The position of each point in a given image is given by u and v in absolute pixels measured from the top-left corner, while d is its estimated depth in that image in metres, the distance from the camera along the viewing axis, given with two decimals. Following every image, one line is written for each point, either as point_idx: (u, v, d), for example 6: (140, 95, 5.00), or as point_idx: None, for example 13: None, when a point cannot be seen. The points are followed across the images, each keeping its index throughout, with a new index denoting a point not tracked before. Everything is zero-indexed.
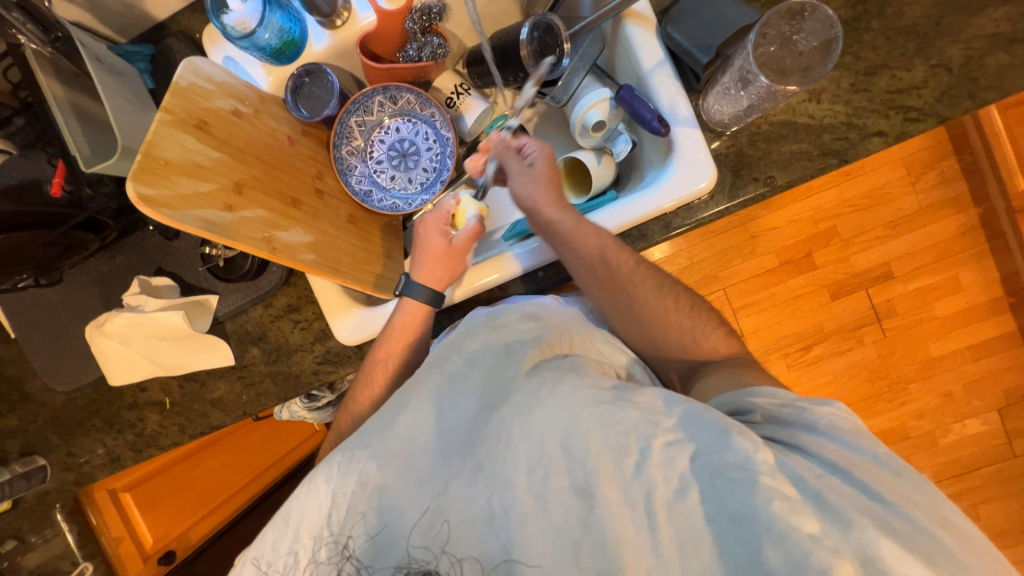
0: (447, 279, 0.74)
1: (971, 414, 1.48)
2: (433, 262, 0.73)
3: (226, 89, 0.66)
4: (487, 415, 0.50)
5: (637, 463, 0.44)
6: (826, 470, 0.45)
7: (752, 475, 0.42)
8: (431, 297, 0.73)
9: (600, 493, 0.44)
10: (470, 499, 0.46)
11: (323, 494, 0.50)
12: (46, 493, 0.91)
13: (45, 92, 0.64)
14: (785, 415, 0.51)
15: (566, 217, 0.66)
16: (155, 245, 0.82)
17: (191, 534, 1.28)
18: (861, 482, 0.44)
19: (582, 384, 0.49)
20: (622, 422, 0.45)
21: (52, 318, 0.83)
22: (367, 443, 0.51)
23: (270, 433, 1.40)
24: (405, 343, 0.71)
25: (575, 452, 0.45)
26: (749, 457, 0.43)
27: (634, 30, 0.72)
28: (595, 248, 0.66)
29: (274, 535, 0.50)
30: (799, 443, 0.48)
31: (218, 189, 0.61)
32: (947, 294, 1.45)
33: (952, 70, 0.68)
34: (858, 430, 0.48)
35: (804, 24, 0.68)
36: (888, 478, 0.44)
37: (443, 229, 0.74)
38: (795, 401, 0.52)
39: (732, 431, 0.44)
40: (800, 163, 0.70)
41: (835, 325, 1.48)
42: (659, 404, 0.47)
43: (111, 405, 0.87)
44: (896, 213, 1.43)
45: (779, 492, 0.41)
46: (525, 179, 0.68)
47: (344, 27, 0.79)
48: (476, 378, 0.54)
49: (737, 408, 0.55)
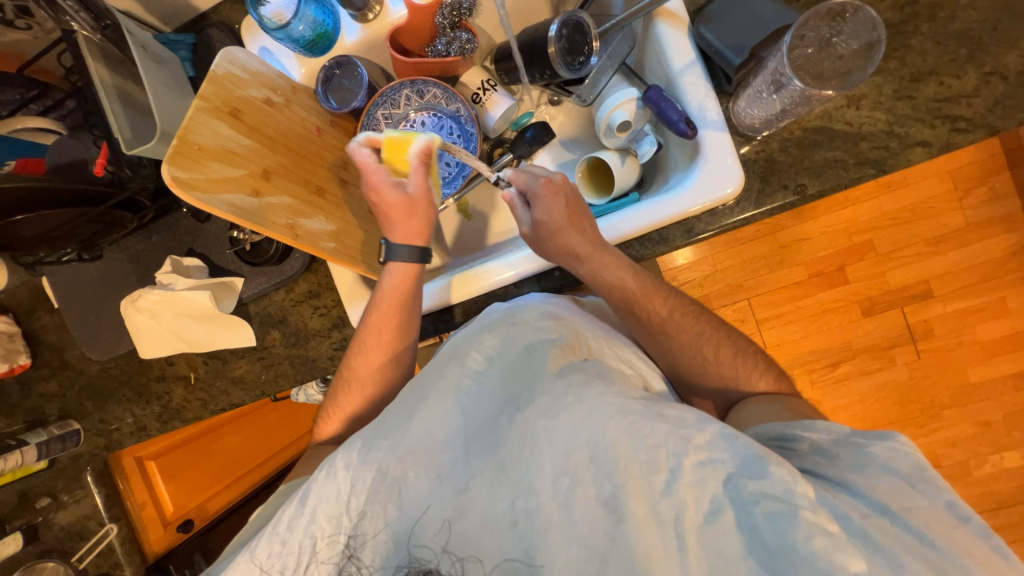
0: (425, 230, 0.75)
1: (1010, 446, 1.39)
2: (403, 225, 0.73)
3: (260, 79, 0.68)
4: (510, 415, 0.49)
5: (667, 481, 0.43)
6: (874, 511, 0.43)
7: (791, 508, 0.41)
8: (416, 255, 0.74)
9: (627, 508, 0.43)
10: (492, 500, 0.46)
11: (341, 480, 0.51)
12: (79, 455, 0.96)
13: (94, 77, 0.67)
14: (835, 449, 0.49)
15: (601, 256, 0.67)
16: (188, 227, 0.86)
17: (208, 505, 1.34)
18: (913, 527, 0.42)
19: (609, 393, 0.48)
20: (651, 436, 0.44)
21: (92, 291, 0.88)
22: (387, 433, 0.51)
23: (287, 414, 1.45)
24: (397, 306, 0.72)
25: (603, 464, 0.44)
26: (789, 489, 0.41)
27: (666, 29, 0.70)
28: (617, 284, 0.67)
29: (292, 516, 0.51)
30: (846, 482, 0.46)
31: (246, 175, 0.64)
32: (990, 317, 1.37)
33: (1007, 79, 0.63)
34: (920, 468, 0.46)
35: (845, 26, 0.65)
36: (949, 526, 0.42)
37: (393, 184, 0.71)
38: (851, 437, 0.49)
39: (769, 459, 0.42)
40: (834, 171, 0.67)
41: (865, 343, 1.41)
42: (690, 420, 0.45)
43: (141, 376, 0.92)
44: (938, 228, 1.35)
45: (821, 528, 0.40)
46: (534, 238, 0.71)
47: (375, 21, 0.80)
48: (499, 377, 0.53)
49: (780, 436, 0.53)
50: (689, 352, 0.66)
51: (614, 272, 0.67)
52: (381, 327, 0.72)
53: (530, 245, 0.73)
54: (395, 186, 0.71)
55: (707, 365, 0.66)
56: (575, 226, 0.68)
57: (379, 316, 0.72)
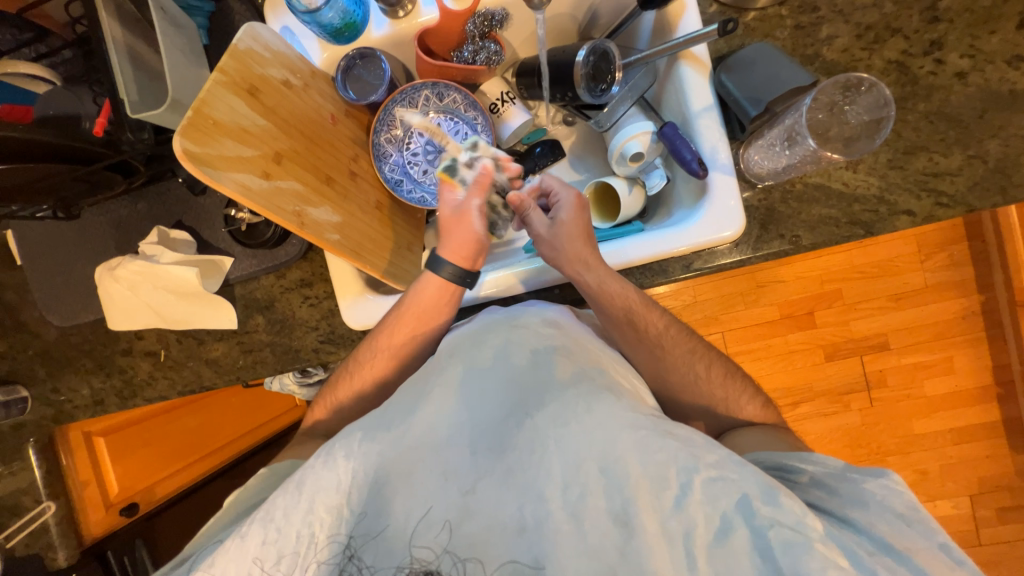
0: (467, 252, 0.72)
1: (944, 496, 1.48)
2: (461, 239, 0.71)
3: (281, 59, 0.67)
4: (519, 419, 0.51)
5: (677, 498, 0.44)
6: (880, 550, 0.44)
7: (804, 539, 0.41)
8: (456, 276, 0.71)
9: (639, 523, 0.44)
10: (502, 503, 0.47)
11: (340, 470, 0.50)
12: (21, 424, 0.90)
13: (105, 33, 0.64)
14: (832, 482, 0.51)
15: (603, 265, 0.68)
16: (180, 198, 0.82)
17: (157, 488, 1.24)
18: (916, 565, 0.43)
19: (619, 405, 0.49)
20: (661, 451, 0.45)
21: (62, 252, 0.83)
22: (389, 427, 0.52)
23: (252, 400, 1.38)
24: (420, 320, 0.71)
25: (613, 476, 0.45)
26: (798, 519, 0.42)
27: (689, 71, 0.73)
28: (619, 299, 0.67)
29: (286, 502, 0.50)
30: (850, 518, 0.47)
31: (258, 156, 0.62)
32: (939, 374, 1.47)
33: (987, 163, 0.69)
34: (913, 509, 0.47)
35: (860, 98, 0.69)
36: (948, 569, 0.44)
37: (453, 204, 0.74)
38: (845, 471, 0.52)
39: (780, 490, 0.43)
40: (827, 227, 0.71)
41: (826, 386, 1.49)
42: (698, 441, 0.47)
43: (105, 347, 0.87)
44: (901, 287, 1.45)
45: (833, 562, 0.40)
46: (541, 245, 0.71)
47: (405, 19, 0.79)
48: (507, 380, 0.54)
49: (782, 467, 0.56)
50: (675, 382, 0.68)
51: (618, 284, 0.67)
52: (399, 335, 0.71)
53: (540, 247, 0.71)
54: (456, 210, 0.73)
55: (692, 396, 0.68)
56: (577, 237, 0.69)
57: (398, 322, 0.71)
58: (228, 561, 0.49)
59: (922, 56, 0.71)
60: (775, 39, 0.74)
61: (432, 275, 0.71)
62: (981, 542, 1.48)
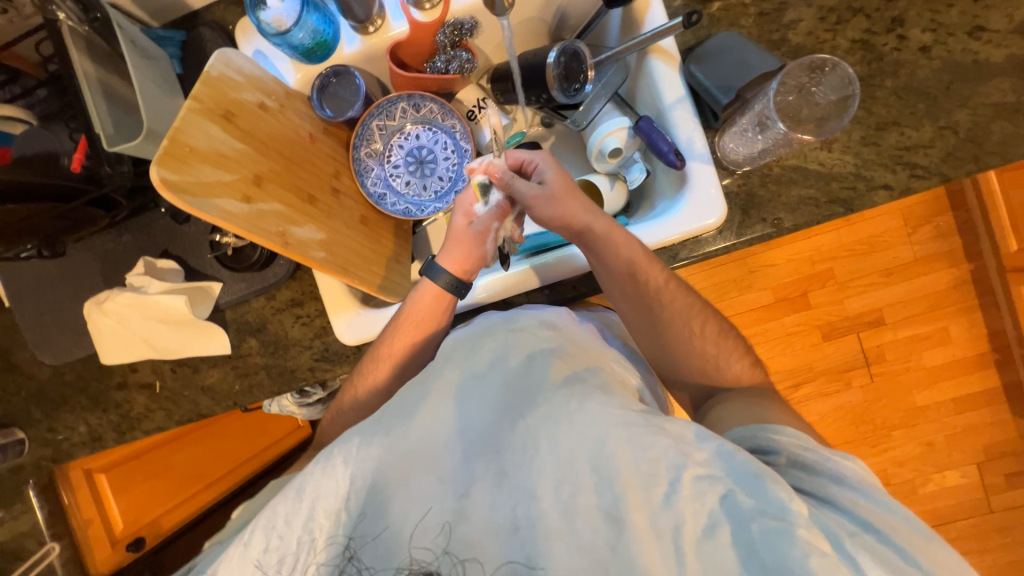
0: (463, 263, 0.73)
1: (952, 466, 1.49)
2: (465, 254, 0.73)
3: (255, 83, 0.67)
4: (512, 421, 0.50)
5: (666, 494, 0.44)
6: (861, 529, 0.45)
7: (787, 526, 0.42)
8: (452, 285, 0.73)
9: (629, 518, 0.44)
10: (495, 506, 0.47)
11: (340, 475, 0.51)
12: (20, 467, 0.89)
13: (77, 69, 0.64)
14: (811, 461, 0.50)
15: (601, 220, 0.67)
16: (164, 227, 0.82)
17: (162, 521, 1.23)
18: (896, 544, 0.44)
19: (611, 403, 0.49)
20: (653, 448, 0.45)
21: (50, 290, 0.83)
22: (387, 430, 0.52)
23: (254, 425, 1.36)
24: (421, 328, 0.72)
25: (605, 472, 0.45)
26: (784, 505, 0.43)
27: (658, 65, 0.74)
28: (626, 262, 0.66)
29: (286, 509, 0.50)
30: (830, 497, 0.47)
31: (237, 180, 0.62)
32: (935, 345, 1.48)
33: (958, 134, 0.70)
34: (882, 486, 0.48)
35: (825, 78, 0.71)
36: (924, 543, 0.44)
37: (468, 211, 0.74)
38: (819, 448, 0.51)
39: (766, 479, 0.44)
40: (808, 208, 0.72)
41: (824, 365, 1.50)
42: (689, 436, 0.46)
43: (99, 383, 0.86)
44: (890, 261, 1.46)
45: (816, 547, 0.41)
46: (540, 203, 0.68)
47: (376, 34, 0.80)
48: (501, 382, 0.55)
49: (760, 447, 0.54)
50: None
51: (625, 239, 0.67)
52: (399, 344, 0.71)
53: (539, 210, 0.68)
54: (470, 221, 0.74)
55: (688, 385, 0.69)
56: (580, 197, 0.68)
57: (399, 331, 0.71)
58: (233, 568, 0.49)
59: (886, 34, 0.72)
60: (741, 27, 0.75)
61: (429, 282, 0.73)
62: (991, 509, 1.48)
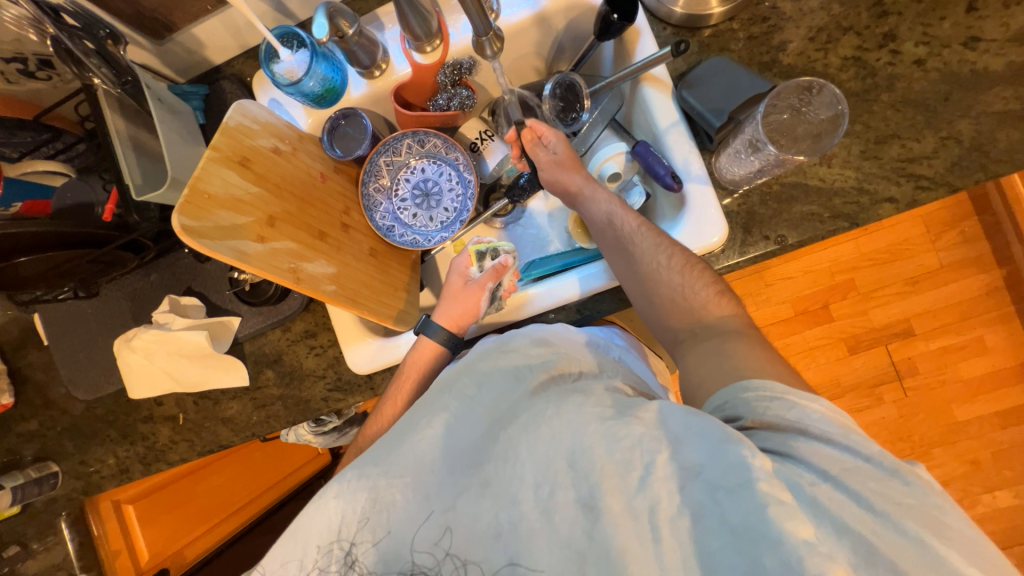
0: (457, 318, 0.76)
1: (1002, 486, 1.39)
2: (457, 310, 0.76)
3: (269, 129, 0.72)
4: (495, 433, 0.52)
5: (642, 478, 0.44)
6: (816, 478, 0.42)
7: (745, 481, 0.40)
8: (447, 339, 0.75)
9: (605, 506, 0.44)
10: (478, 515, 0.48)
11: (331, 510, 0.51)
12: (54, 500, 0.93)
13: (111, 128, 0.71)
14: (772, 412, 0.47)
15: (586, 183, 0.74)
16: (188, 266, 0.87)
17: (184, 553, 1.25)
18: (854, 492, 0.41)
19: (588, 403, 0.50)
20: (626, 437, 0.46)
21: (83, 329, 0.88)
22: (376, 461, 0.53)
23: (275, 453, 1.41)
24: (416, 379, 0.73)
25: (581, 467, 0.46)
26: (744, 465, 0.41)
27: (651, 92, 0.76)
28: (605, 215, 0.71)
29: (285, 551, 0.52)
30: (789, 448, 0.44)
31: (253, 222, 0.66)
32: (969, 356, 1.41)
33: (962, 143, 0.69)
34: (847, 427, 0.44)
35: (814, 99, 0.71)
36: (882, 484, 0.41)
37: (465, 271, 0.78)
38: (785, 394, 0.47)
39: (728, 441, 0.42)
40: (811, 224, 0.72)
41: (852, 381, 1.45)
42: (660, 420, 0.46)
43: (127, 416, 0.90)
44: (914, 270, 1.42)
45: (774, 497, 0.40)
46: (547, 167, 0.76)
47: (381, 77, 0.85)
48: (485, 399, 0.57)
49: (728, 408, 0.50)
50: None
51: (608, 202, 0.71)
52: (398, 399, 0.73)
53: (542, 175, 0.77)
54: (467, 280, 0.77)
55: None
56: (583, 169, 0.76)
57: (397, 386, 0.74)
58: None
59: (878, 49, 0.72)
60: (731, 51, 0.77)
61: (426, 337, 0.75)
62: None
